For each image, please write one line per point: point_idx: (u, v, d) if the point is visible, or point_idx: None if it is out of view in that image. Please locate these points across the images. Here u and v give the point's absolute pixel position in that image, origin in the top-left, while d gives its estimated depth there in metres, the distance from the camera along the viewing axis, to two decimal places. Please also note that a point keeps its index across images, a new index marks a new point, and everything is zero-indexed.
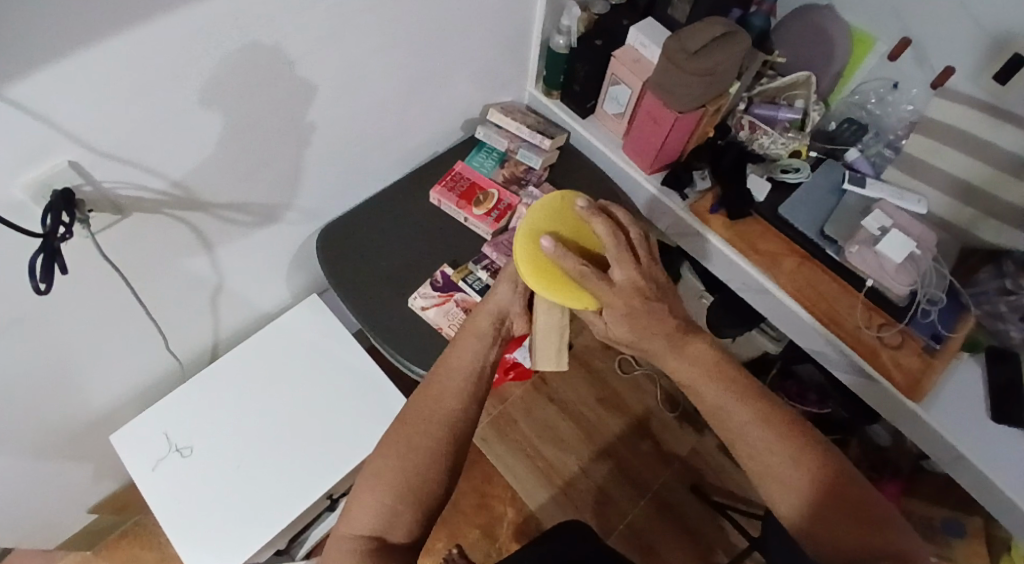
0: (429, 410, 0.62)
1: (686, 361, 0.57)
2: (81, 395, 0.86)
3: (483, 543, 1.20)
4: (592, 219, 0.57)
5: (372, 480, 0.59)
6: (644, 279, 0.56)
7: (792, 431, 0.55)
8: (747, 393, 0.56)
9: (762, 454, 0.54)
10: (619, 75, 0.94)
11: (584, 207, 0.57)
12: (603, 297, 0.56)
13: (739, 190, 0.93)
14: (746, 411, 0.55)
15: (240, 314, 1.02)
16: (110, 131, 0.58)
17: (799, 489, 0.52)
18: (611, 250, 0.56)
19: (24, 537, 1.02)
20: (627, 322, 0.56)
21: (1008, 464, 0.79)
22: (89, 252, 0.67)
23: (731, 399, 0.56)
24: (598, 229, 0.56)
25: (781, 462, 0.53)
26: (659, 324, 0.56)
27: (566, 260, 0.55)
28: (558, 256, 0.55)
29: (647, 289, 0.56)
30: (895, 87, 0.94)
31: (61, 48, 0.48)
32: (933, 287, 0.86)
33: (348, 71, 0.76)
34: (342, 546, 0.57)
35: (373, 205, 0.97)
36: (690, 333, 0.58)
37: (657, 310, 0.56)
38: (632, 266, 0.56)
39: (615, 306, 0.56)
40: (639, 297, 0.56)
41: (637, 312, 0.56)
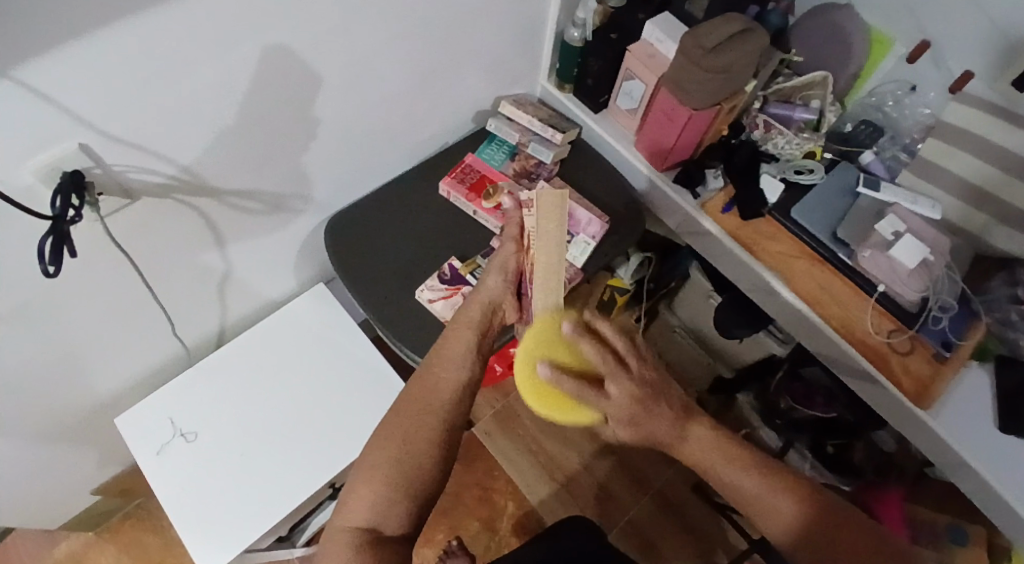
0: (425, 402, 0.61)
1: (692, 443, 0.57)
2: (86, 379, 0.87)
3: (483, 536, 1.20)
4: (579, 341, 0.52)
5: (367, 472, 0.58)
6: (641, 385, 0.53)
7: (794, 486, 0.56)
8: (738, 454, 0.57)
9: (780, 519, 0.54)
10: (633, 70, 0.93)
11: (568, 329, 0.53)
12: (604, 413, 0.53)
13: (752, 190, 0.92)
14: (741, 469, 0.56)
15: (246, 302, 1.02)
16: (120, 115, 0.57)
17: (795, 523, 0.54)
18: (602, 366, 0.52)
19: (29, 517, 1.02)
20: (631, 427, 0.54)
21: (1015, 474, 0.79)
22: (97, 236, 0.67)
23: (726, 465, 0.56)
24: (586, 350, 0.52)
25: (795, 521, 0.54)
26: (666, 415, 0.55)
27: (563, 385, 0.52)
28: (557, 382, 0.52)
29: (646, 393, 0.54)
30: (912, 89, 0.92)
31: (73, 29, 0.48)
32: (945, 293, 0.85)
33: (360, 60, 0.75)
34: (337, 539, 0.56)
35: (382, 196, 0.96)
36: (689, 416, 0.58)
37: (659, 408, 0.55)
38: (627, 376, 0.53)
39: (617, 416, 0.53)
40: (638, 403, 0.53)
41: (641, 416, 0.54)
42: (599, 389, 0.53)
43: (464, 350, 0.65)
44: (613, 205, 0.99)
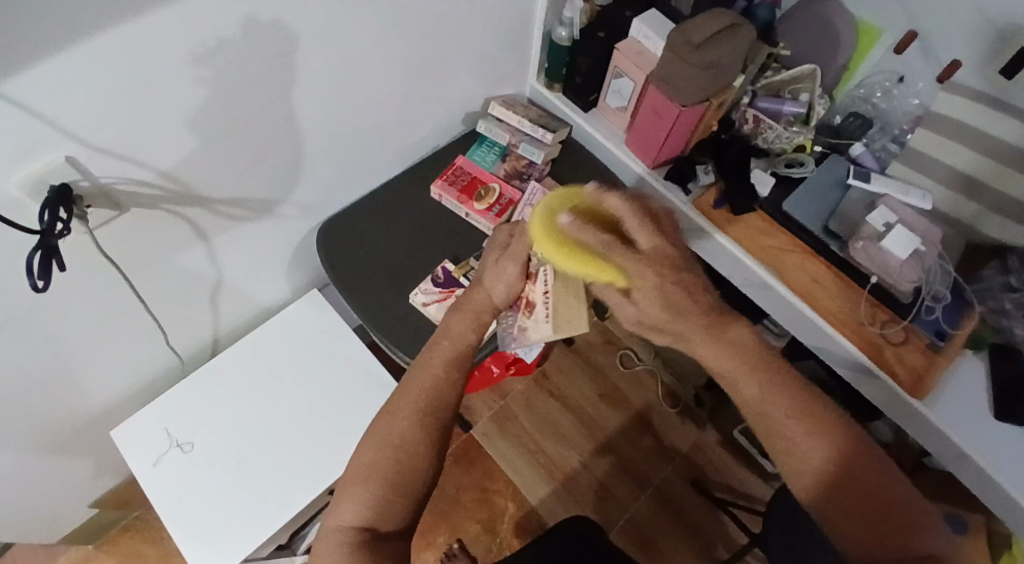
0: (416, 402, 0.61)
1: (729, 355, 0.57)
2: (80, 391, 0.86)
3: (484, 538, 1.20)
4: (603, 196, 0.55)
5: (362, 472, 0.59)
6: (670, 249, 0.54)
7: (824, 421, 0.55)
8: (780, 381, 0.57)
9: (797, 443, 0.55)
10: (621, 68, 0.93)
11: (593, 188, 0.55)
12: (632, 271, 0.53)
13: (742, 185, 0.92)
14: (778, 393, 0.56)
15: (240, 309, 1.01)
16: (105, 126, 0.57)
17: (819, 466, 0.54)
18: (631, 220, 0.54)
19: (26, 532, 1.02)
20: (660, 298, 0.54)
21: (1010, 462, 0.79)
22: (86, 249, 0.66)
23: (767, 387, 0.56)
24: (612, 203, 0.54)
25: (812, 450, 0.54)
26: (697, 306, 0.55)
27: (586, 235, 0.53)
28: (580, 232, 0.53)
29: (669, 266, 0.53)
30: (900, 80, 0.93)
31: (53, 41, 0.47)
32: (938, 283, 0.86)
33: (345, 64, 0.75)
34: (330, 539, 0.57)
35: (373, 200, 0.96)
36: (733, 325, 0.57)
37: (686, 283, 0.54)
38: (657, 235, 0.54)
39: (645, 278, 0.53)
40: (668, 266, 0.54)
41: (667, 285, 0.53)
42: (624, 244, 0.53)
43: (454, 351, 0.64)
44: None
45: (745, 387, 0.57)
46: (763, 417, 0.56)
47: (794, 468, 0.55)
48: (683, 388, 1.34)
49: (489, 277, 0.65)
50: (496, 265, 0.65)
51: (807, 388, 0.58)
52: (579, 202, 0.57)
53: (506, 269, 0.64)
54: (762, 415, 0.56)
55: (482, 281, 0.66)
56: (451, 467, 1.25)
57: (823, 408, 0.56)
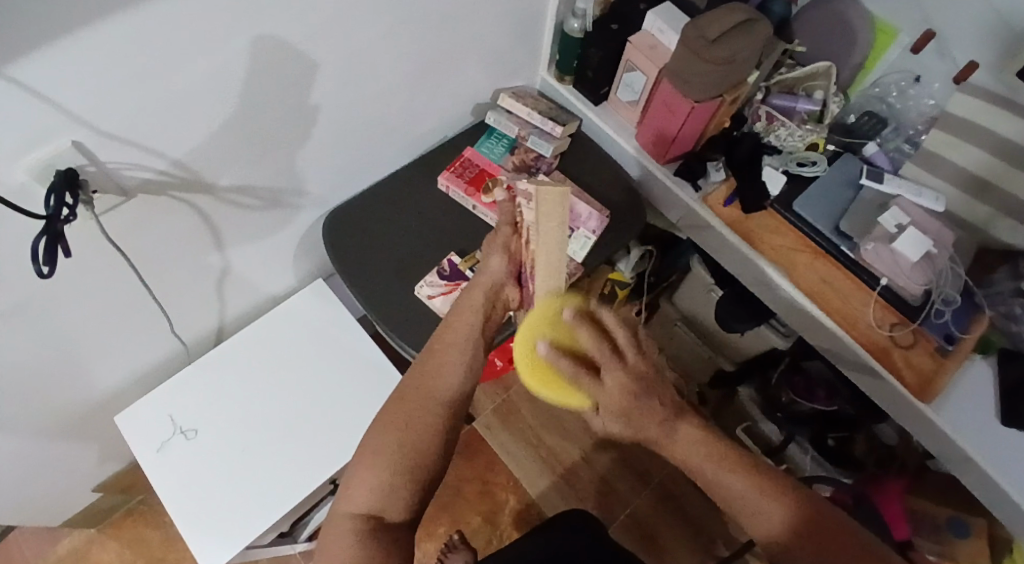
0: (426, 385, 0.61)
1: (683, 444, 0.56)
2: (85, 377, 0.86)
3: (484, 530, 1.20)
4: (579, 328, 0.51)
5: (369, 457, 0.58)
6: (637, 377, 0.52)
7: (779, 487, 0.56)
8: (733, 458, 0.57)
9: (758, 514, 0.55)
10: (634, 61, 0.92)
11: (569, 316, 0.51)
12: (596, 399, 0.52)
13: (754, 182, 0.91)
14: (733, 474, 0.56)
15: (245, 298, 1.01)
16: (114, 111, 0.56)
17: (784, 530, 0.54)
18: (602, 354, 0.51)
19: (31, 514, 1.02)
20: (621, 416, 0.54)
21: (1015, 467, 0.78)
22: (92, 235, 0.66)
23: (722, 469, 0.56)
24: (585, 337, 0.51)
25: (773, 518, 0.55)
26: (657, 413, 0.54)
27: (562, 367, 0.51)
28: (556, 362, 0.51)
29: (634, 392, 0.52)
30: (916, 80, 0.91)
31: (59, 25, 0.46)
32: (949, 286, 0.85)
33: (355, 53, 0.74)
34: (339, 525, 0.57)
35: (380, 191, 0.95)
36: (682, 414, 0.57)
37: (650, 404, 0.53)
38: (622, 365, 0.52)
39: (609, 405, 0.53)
40: (631, 395, 0.52)
41: (632, 407, 0.53)
42: (592, 376, 0.52)
43: (465, 333, 0.64)
44: (614, 199, 0.98)
45: (705, 470, 0.56)
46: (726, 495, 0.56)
47: (758, 533, 0.56)
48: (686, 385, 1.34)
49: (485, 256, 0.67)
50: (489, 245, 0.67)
51: (757, 459, 0.58)
52: (557, 324, 0.54)
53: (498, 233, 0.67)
54: (726, 494, 0.56)
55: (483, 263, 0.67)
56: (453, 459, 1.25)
57: (776, 476, 0.57)
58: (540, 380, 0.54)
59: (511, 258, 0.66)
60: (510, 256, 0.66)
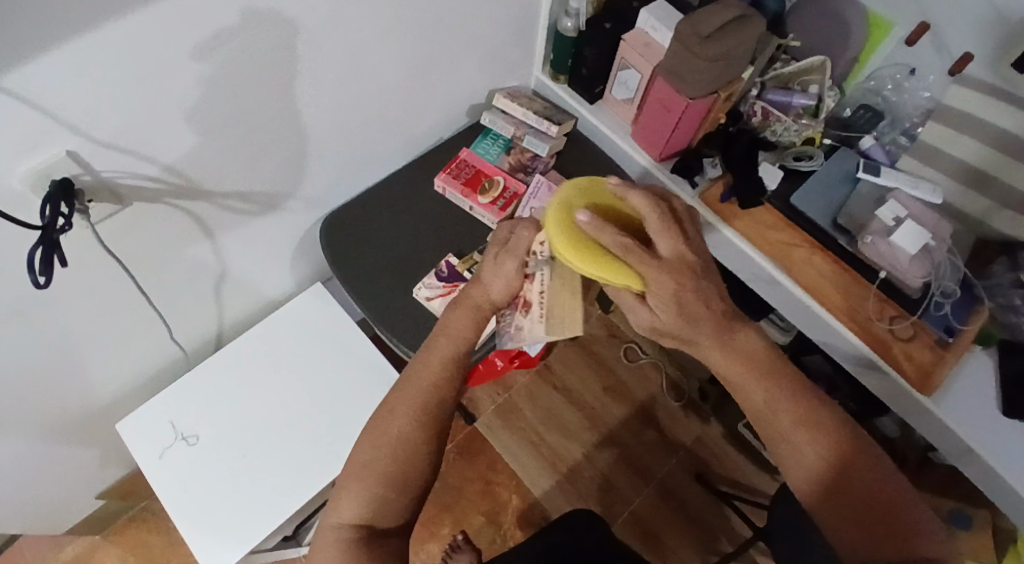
0: (416, 397, 0.61)
1: (733, 359, 0.57)
2: (85, 384, 0.86)
3: (487, 530, 1.21)
4: (627, 192, 0.57)
5: (360, 469, 0.58)
6: (686, 252, 0.56)
7: (825, 423, 0.55)
8: (784, 385, 0.56)
9: (796, 445, 0.54)
10: (629, 59, 0.92)
11: (616, 183, 0.58)
12: (647, 273, 0.53)
13: (751, 179, 0.91)
14: (781, 403, 0.56)
15: (243, 303, 1.01)
16: (107, 120, 0.56)
17: (820, 467, 0.54)
18: (653, 218, 0.56)
19: (34, 522, 1.02)
20: (673, 297, 0.54)
21: (1016, 459, 0.78)
22: (89, 243, 0.66)
23: (770, 390, 0.56)
24: (635, 201, 0.57)
25: (813, 453, 0.54)
26: (709, 310, 0.56)
27: (609, 229, 0.54)
28: (598, 229, 0.54)
29: (684, 270, 0.54)
30: (912, 72, 0.91)
31: (52, 34, 0.46)
32: (948, 279, 0.84)
33: (349, 57, 0.74)
34: (328, 537, 0.57)
35: (377, 193, 0.95)
36: (738, 328, 0.58)
37: (700, 288, 0.55)
38: (675, 236, 0.56)
39: (660, 281, 0.53)
40: (683, 265, 0.55)
41: (685, 287, 0.54)
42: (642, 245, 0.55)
43: (452, 348, 0.63)
44: None
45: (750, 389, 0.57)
46: (767, 421, 0.56)
47: (792, 469, 0.55)
48: (687, 382, 1.34)
49: (487, 274, 0.65)
50: (495, 262, 0.64)
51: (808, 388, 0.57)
52: (599, 198, 0.60)
53: (507, 262, 0.63)
54: (770, 421, 0.56)
55: (481, 278, 0.65)
56: (455, 460, 1.25)
57: (827, 416, 0.56)
58: (578, 254, 0.55)
59: (513, 289, 0.65)
60: (512, 289, 0.64)
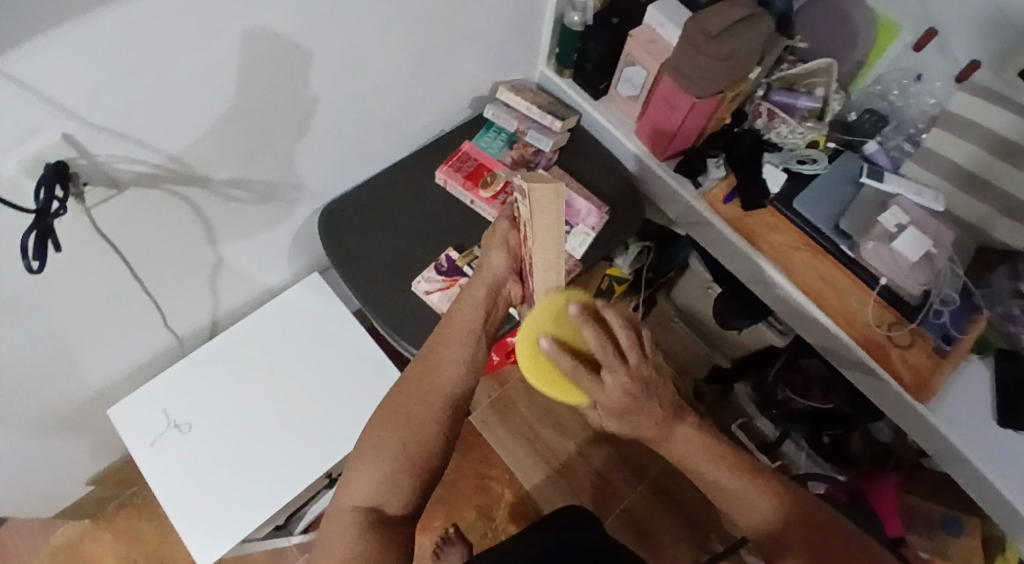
0: (431, 380, 0.60)
1: (681, 444, 0.58)
2: (77, 371, 0.85)
3: (479, 524, 1.21)
4: (583, 326, 0.46)
5: (370, 452, 0.58)
6: (637, 381, 0.49)
7: (772, 489, 0.58)
8: (726, 457, 0.59)
9: (751, 513, 0.58)
10: (635, 56, 0.91)
11: (572, 312, 0.46)
12: (595, 398, 0.50)
13: (754, 181, 0.90)
14: (728, 475, 0.58)
15: (239, 291, 1.00)
16: (105, 104, 0.55)
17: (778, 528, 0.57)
18: (604, 353, 0.47)
19: (23, 507, 1.02)
20: (618, 415, 0.52)
21: (1010, 468, 0.79)
22: (84, 228, 0.65)
23: (714, 462, 0.59)
24: (586, 334, 0.46)
25: (765, 517, 0.57)
26: (654, 414, 0.53)
27: (561, 363, 0.47)
28: (556, 357, 0.47)
29: (629, 398, 0.49)
30: (918, 78, 0.91)
31: (51, 14, 0.45)
32: (948, 286, 0.84)
33: (352, 45, 0.73)
34: (339, 517, 0.57)
35: (377, 183, 0.94)
36: (681, 417, 0.58)
37: (645, 403, 0.51)
38: (624, 368, 0.48)
39: (607, 404, 0.50)
40: (631, 398, 0.49)
41: (629, 406, 0.50)
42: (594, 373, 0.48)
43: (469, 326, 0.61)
44: (612, 194, 0.97)
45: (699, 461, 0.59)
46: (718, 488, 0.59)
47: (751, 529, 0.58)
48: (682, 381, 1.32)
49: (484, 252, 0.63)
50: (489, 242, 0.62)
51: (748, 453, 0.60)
52: (558, 320, 0.49)
53: (496, 227, 0.62)
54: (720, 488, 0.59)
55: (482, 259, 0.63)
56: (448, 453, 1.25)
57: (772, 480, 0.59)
58: (533, 375, 0.49)
59: (516, 255, 0.61)
60: (513, 253, 0.61)
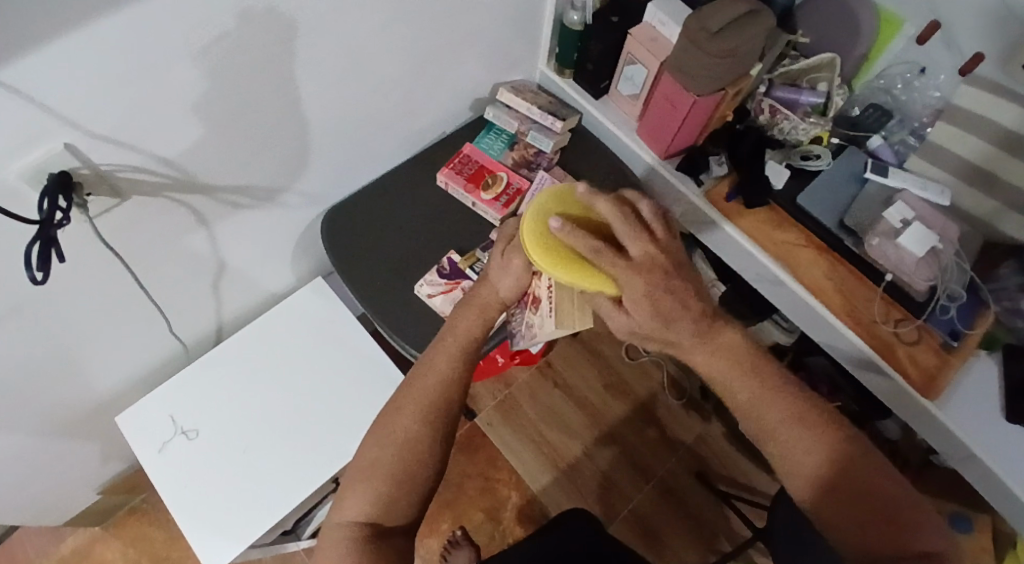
0: (426, 396, 0.61)
1: (720, 358, 0.57)
2: (84, 379, 0.86)
3: (486, 526, 1.21)
4: (595, 200, 0.54)
5: (366, 468, 0.59)
6: (660, 252, 0.53)
7: (818, 424, 0.55)
8: (777, 391, 0.57)
9: (790, 448, 0.54)
10: (636, 55, 0.91)
11: (583, 190, 0.54)
12: (622, 279, 0.52)
13: (757, 177, 0.90)
14: (772, 405, 0.56)
15: (242, 297, 1.00)
16: (105, 114, 0.55)
17: (820, 469, 0.54)
18: (621, 225, 0.52)
19: (33, 515, 1.02)
20: (647, 298, 0.52)
21: (1021, 465, 0.78)
22: (87, 238, 0.65)
23: (759, 391, 0.57)
24: (602, 207, 0.53)
25: (805, 453, 0.54)
26: (686, 310, 0.55)
27: (578, 241, 0.51)
28: (570, 237, 0.51)
29: (654, 277, 0.52)
30: (922, 71, 0.91)
31: (47, 24, 0.45)
32: (954, 282, 0.83)
33: (351, 50, 0.73)
34: (333, 534, 0.57)
35: (379, 188, 0.94)
36: (728, 333, 0.57)
37: (679, 289, 0.53)
38: (647, 239, 0.53)
39: (635, 285, 0.52)
40: (660, 273, 0.52)
41: (655, 290, 0.52)
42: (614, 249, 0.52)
43: (459, 348, 0.63)
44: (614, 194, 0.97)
45: (739, 391, 0.57)
46: (758, 419, 0.56)
47: (786, 468, 0.55)
48: (688, 380, 1.34)
49: (494, 272, 0.64)
50: (502, 261, 0.63)
51: (805, 390, 0.58)
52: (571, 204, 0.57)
53: (512, 258, 0.62)
54: (762, 420, 0.56)
55: (489, 277, 0.65)
56: (455, 455, 1.25)
57: (823, 414, 0.56)
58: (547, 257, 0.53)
59: (523, 287, 0.64)
60: (520, 286, 0.64)
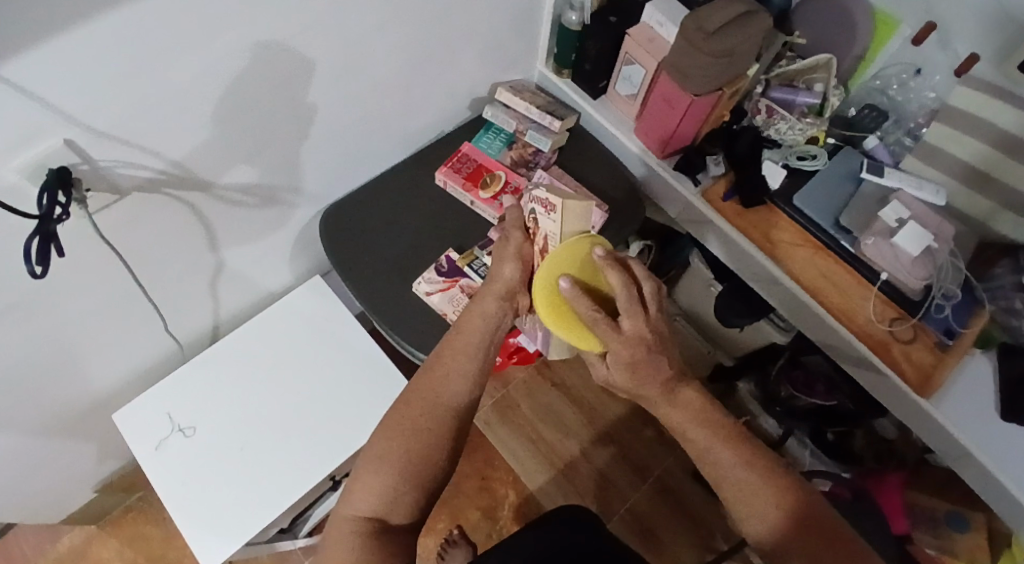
0: (435, 391, 0.61)
1: (678, 409, 0.61)
2: (81, 376, 0.86)
3: (483, 525, 1.21)
4: (607, 269, 0.57)
5: (374, 461, 0.59)
6: (652, 330, 0.57)
7: (774, 476, 0.57)
8: (739, 447, 0.59)
9: (746, 495, 0.57)
10: (633, 55, 0.91)
11: (600, 256, 0.57)
12: (610, 345, 0.56)
13: (754, 177, 0.90)
14: (729, 453, 0.58)
15: (240, 295, 1.00)
16: (105, 109, 0.55)
17: (775, 517, 0.55)
18: (623, 300, 0.56)
19: (29, 513, 1.02)
20: (628, 366, 0.57)
21: (1016, 463, 0.78)
22: (86, 234, 0.65)
23: (723, 448, 0.59)
24: (611, 277, 0.56)
25: (759, 501, 0.56)
26: (661, 376, 0.59)
27: (580, 305, 0.56)
28: (574, 299, 0.56)
29: (639, 350, 0.56)
30: (918, 72, 0.91)
31: (49, 21, 0.45)
32: (949, 281, 0.84)
33: (350, 48, 0.73)
34: (341, 526, 0.57)
35: (377, 186, 0.94)
36: (683, 383, 0.61)
37: (657, 362, 0.58)
38: (642, 316, 0.56)
39: (620, 353, 0.56)
40: (643, 348, 0.56)
41: (637, 361, 0.57)
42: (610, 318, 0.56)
43: (470, 343, 0.64)
44: (611, 193, 0.97)
45: (718, 456, 0.59)
46: (719, 474, 0.58)
47: (743, 515, 0.57)
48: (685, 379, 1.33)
49: (494, 262, 0.67)
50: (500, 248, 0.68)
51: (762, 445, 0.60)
52: (585, 266, 0.60)
53: (510, 239, 0.68)
54: (718, 467, 0.59)
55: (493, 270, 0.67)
56: None
57: (779, 469, 0.58)
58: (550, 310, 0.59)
59: (524, 266, 0.67)
60: (523, 264, 0.67)
